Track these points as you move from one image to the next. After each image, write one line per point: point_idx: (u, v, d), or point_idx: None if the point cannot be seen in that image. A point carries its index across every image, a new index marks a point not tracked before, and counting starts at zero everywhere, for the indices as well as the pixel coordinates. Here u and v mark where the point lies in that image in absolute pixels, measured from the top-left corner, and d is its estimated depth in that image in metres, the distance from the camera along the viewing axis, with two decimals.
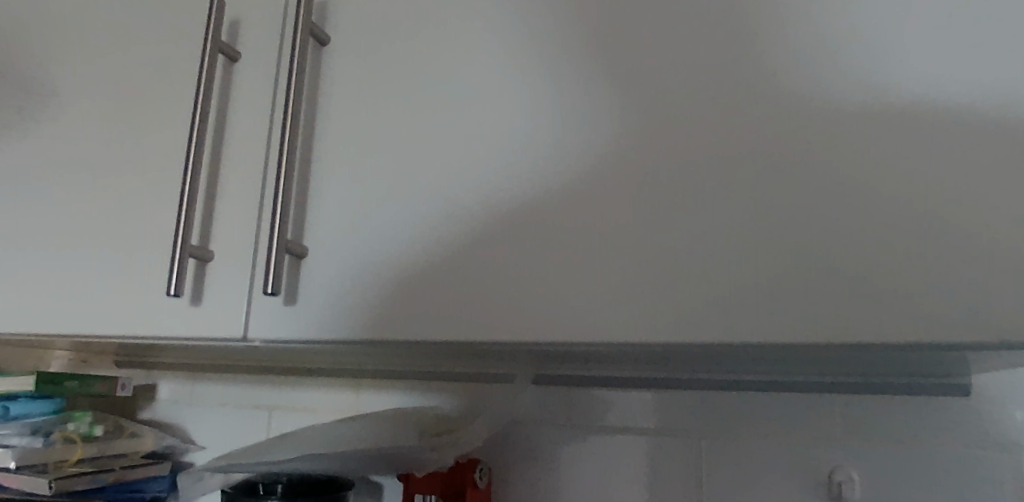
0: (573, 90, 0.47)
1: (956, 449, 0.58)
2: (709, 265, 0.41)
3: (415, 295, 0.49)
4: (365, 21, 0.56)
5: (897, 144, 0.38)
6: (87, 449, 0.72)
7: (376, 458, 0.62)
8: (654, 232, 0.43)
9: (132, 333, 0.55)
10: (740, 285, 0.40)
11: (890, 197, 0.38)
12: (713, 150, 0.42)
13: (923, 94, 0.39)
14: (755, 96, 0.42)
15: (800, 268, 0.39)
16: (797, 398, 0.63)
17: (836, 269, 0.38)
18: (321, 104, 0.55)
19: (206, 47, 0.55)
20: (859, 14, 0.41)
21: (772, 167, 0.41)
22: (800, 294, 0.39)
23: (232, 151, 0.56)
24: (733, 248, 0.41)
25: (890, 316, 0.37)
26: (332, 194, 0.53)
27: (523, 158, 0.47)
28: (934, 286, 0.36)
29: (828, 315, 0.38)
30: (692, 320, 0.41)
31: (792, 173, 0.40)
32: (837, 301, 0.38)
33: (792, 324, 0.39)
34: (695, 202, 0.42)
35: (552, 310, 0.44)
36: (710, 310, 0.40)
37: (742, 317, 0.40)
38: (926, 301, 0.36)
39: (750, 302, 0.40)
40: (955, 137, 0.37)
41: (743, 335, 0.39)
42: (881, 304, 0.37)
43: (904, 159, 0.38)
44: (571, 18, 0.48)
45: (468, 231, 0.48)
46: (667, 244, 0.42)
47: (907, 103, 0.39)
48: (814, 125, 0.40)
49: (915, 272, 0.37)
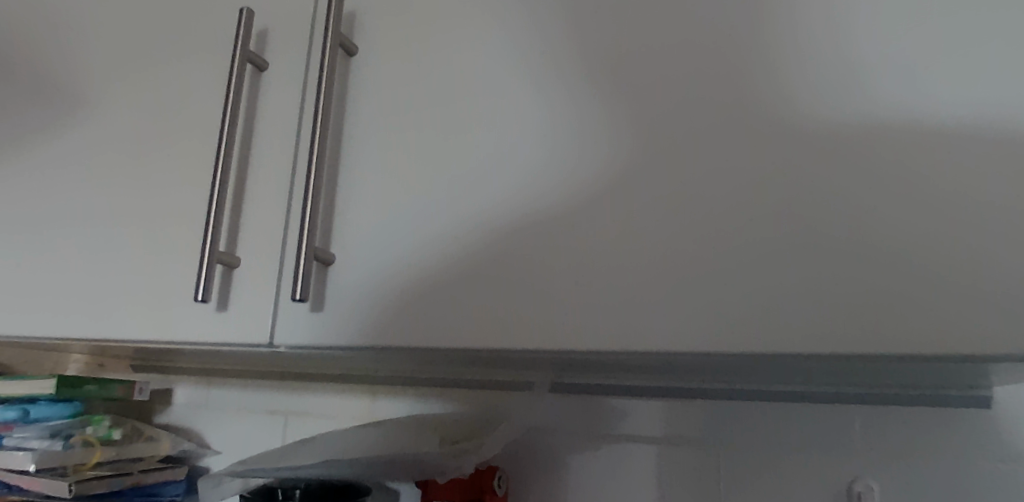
0: (600, 102, 0.47)
1: (976, 461, 0.58)
2: (738, 277, 0.41)
3: (442, 303, 0.49)
4: (392, 32, 0.57)
5: (927, 159, 0.39)
6: (105, 452, 0.73)
7: (396, 465, 0.62)
8: (682, 244, 0.43)
9: (159, 337, 0.55)
10: (770, 297, 0.40)
11: (918, 211, 0.38)
12: (742, 163, 0.43)
13: (955, 109, 0.39)
14: (782, 109, 0.43)
15: (831, 280, 0.39)
16: (815, 409, 0.64)
17: (865, 280, 0.39)
18: (349, 113, 0.56)
19: (236, 57, 0.56)
20: (888, 29, 0.41)
21: (801, 181, 0.41)
22: (830, 307, 0.39)
23: (260, 159, 0.56)
24: (761, 261, 0.41)
25: (921, 327, 0.37)
26: (358, 204, 0.54)
27: (550, 168, 0.48)
28: (965, 298, 0.37)
29: (857, 326, 0.38)
30: (721, 330, 0.41)
31: (822, 186, 0.41)
32: (867, 312, 0.38)
33: (821, 334, 0.39)
34: (724, 214, 0.42)
35: (580, 319, 0.45)
36: (738, 320, 0.41)
37: (770, 327, 0.40)
38: (957, 312, 0.37)
39: (779, 312, 0.40)
40: (986, 152, 0.38)
41: (771, 345, 0.40)
42: (911, 315, 0.37)
43: (934, 174, 0.38)
44: (598, 29, 0.49)
45: (495, 240, 0.48)
46: (695, 256, 0.42)
47: (938, 118, 0.39)
48: (843, 138, 0.41)
49: (945, 284, 0.37)
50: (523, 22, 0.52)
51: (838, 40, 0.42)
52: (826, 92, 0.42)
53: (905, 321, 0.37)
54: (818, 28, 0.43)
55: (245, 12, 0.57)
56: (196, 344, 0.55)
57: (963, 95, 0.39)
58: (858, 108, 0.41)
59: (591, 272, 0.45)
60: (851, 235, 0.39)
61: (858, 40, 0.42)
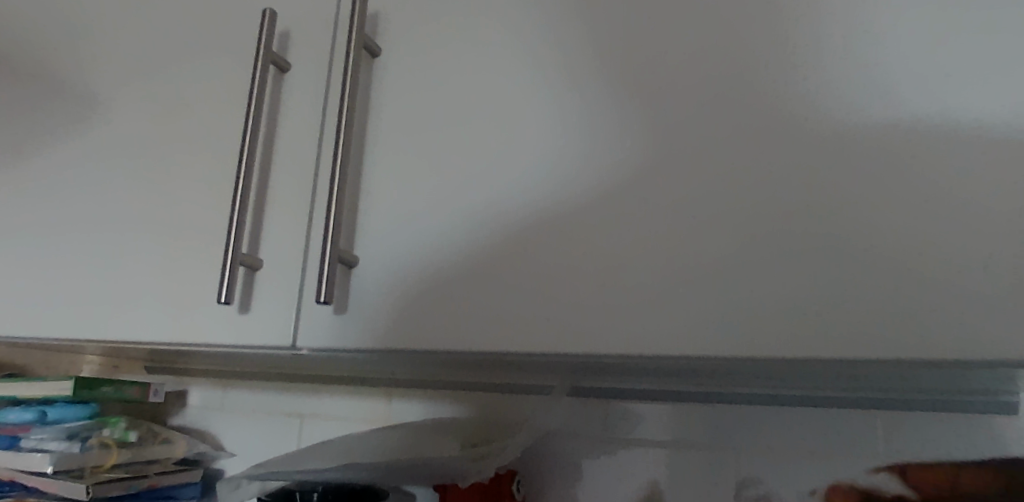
0: (628, 103, 0.47)
1: None
2: (773, 279, 0.40)
3: (466, 306, 0.49)
4: (416, 33, 0.56)
5: (974, 153, 0.37)
6: (122, 454, 0.73)
7: (416, 469, 0.62)
8: (715, 245, 0.42)
9: (181, 339, 0.55)
10: (807, 299, 0.39)
11: (964, 208, 0.37)
12: (775, 166, 0.42)
13: (1006, 100, 0.37)
14: (817, 111, 0.42)
15: (871, 282, 0.38)
16: (837, 413, 0.63)
17: (902, 286, 0.38)
18: (372, 115, 0.56)
19: (259, 57, 0.55)
20: (929, 22, 0.40)
21: (840, 180, 0.40)
22: (871, 309, 0.38)
23: (282, 161, 0.56)
24: (799, 263, 0.40)
25: (959, 335, 0.36)
26: (383, 205, 0.53)
27: (577, 170, 0.47)
28: (1009, 304, 0.35)
29: (893, 332, 0.37)
30: (752, 335, 0.40)
31: (861, 188, 0.40)
32: (903, 319, 0.37)
33: (856, 341, 0.38)
34: (757, 216, 0.42)
35: (609, 323, 0.44)
36: (770, 324, 0.40)
37: (804, 333, 0.39)
38: (1000, 320, 0.35)
39: (812, 316, 0.39)
40: None
41: (804, 351, 0.39)
42: (949, 322, 0.36)
43: (981, 168, 0.37)
44: (626, 31, 0.49)
45: (521, 243, 0.48)
46: (730, 258, 0.42)
47: (987, 111, 0.38)
48: (883, 136, 0.40)
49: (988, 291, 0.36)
50: (550, 23, 0.51)
51: (875, 35, 0.41)
52: (864, 88, 0.41)
53: (951, 324, 0.36)
54: (853, 28, 0.42)
55: (268, 13, 0.57)
56: (218, 345, 0.55)
57: (1014, 85, 0.37)
58: (898, 103, 0.40)
59: (621, 275, 0.44)
60: (892, 236, 0.38)
61: (898, 34, 0.41)
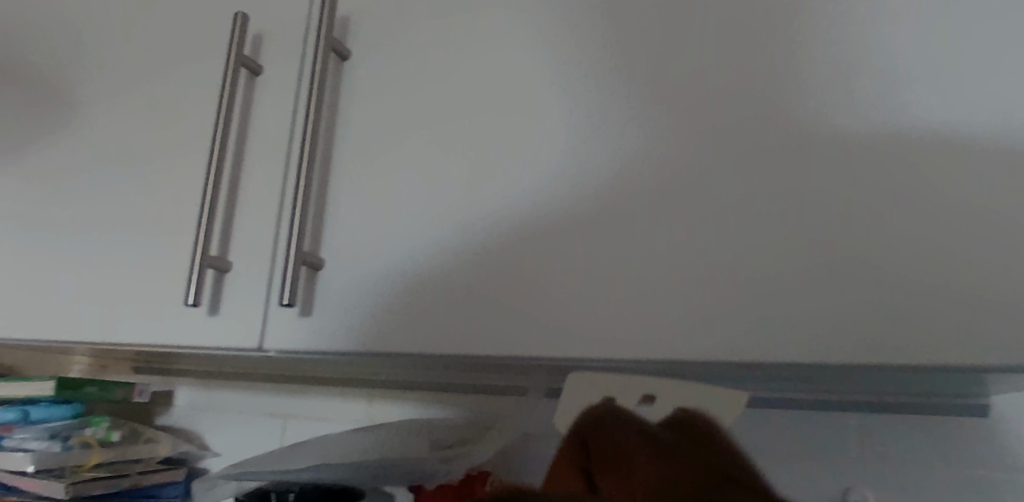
0: (587, 107, 0.47)
1: (975, 471, 0.57)
2: (732, 286, 0.40)
3: (428, 309, 0.49)
4: (386, 36, 0.57)
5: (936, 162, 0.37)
6: (103, 453, 0.73)
7: (388, 470, 0.62)
8: (672, 251, 0.42)
9: (154, 341, 0.56)
10: (788, 310, 0.39)
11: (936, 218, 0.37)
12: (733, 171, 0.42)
13: (961, 111, 0.38)
14: (773, 116, 0.42)
15: (851, 295, 0.38)
16: (813, 416, 0.63)
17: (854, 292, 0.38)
18: (341, 119, 0.56)
19: (230, 62, 0.56)
20: (888, 29, 0.40)
21: (798, 185, 0.40)
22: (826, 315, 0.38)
23: (252, 164, 0.57)
24: (779, 272, 0.39)
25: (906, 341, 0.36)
26: (354, 209, 0.53)
27: (536, 175, 0.47)
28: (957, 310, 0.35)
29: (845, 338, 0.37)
30: (706, 341, 0.40)
31: (816, 194, 0.40)
32: (854, 326, 0.37)
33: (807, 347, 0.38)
34: (737, 227, 0.41)
35: (570, 328, 0.44)
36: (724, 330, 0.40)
37: (757, 338, 0.39)
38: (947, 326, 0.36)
39: (765, 322, 0.39)
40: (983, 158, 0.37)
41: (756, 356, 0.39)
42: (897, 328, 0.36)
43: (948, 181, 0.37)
44: (588, 34, 0.48)
45: (482, 247, 0.48)
46: (708, 267, 0.41)
47: (950, 118, 0.38)
48: (848, 144, 0.40)
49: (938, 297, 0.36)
50: (515, 26, 0.51)
51: (838, 45, 0.41)
52: (824, 95, 0.41)
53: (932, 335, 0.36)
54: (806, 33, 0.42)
55: (240, 18, 0.57)
56: (190, 347, 0.55)
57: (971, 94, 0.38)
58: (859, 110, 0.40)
59: (584, 280, 0.44)
60: (874, 245, 0.38)
61: (858, 43, 0.41)
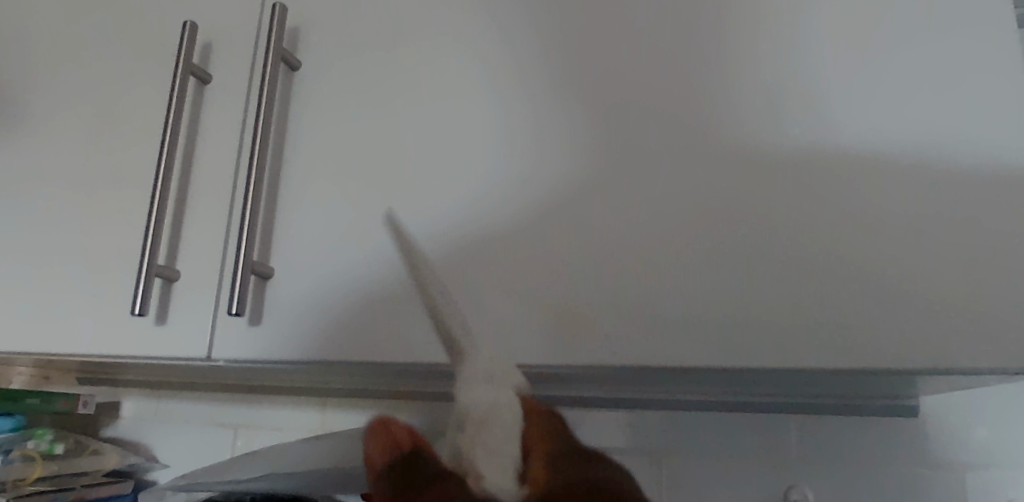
0: (534, 120, 0.48)
1: (900, 469, 0.62)
2: (720, 287, 0.42)
3: (378, 318, 0.49)
4: (337, 45, 0.57)
5: (885, 181, 0.41)
6: (46, 466, 0.73)
7: (340, 478, 0.62)
8: (653, 245, 0.44)
9: (99, 351, 0.56)
10: (770, 311, 0.41)
11: (899, 240, 0.40)
12: (685, 181, 0.44)
13: (881, 140, 0.41)
14: (712, 135, 0.44)
15: (820, 289, 0.40)
16: (753, 418, 0.66)
17: (824, 293, 0.40)
18: (291, 128, 0.56)
19: (178, 69, 0.56)
20: (839, 39, 0.43)
21: (750, 189, 0.43)
22: (804, 306, 0.40)
23: (200, 173, 0.57)
24: (766, 261, 0.42)
25: (874, 340, 0.39)
26: (307, 215, 0.54)
27: (485, 187, 0.49)
28: (913, 310, 0.39)
29: (816, 341, 0.40)
30: (703, 327, 0.42)
31: (778, 198, 0.42)
32: (830, 328, 0.40)
33: (796, 344, 0.40)
34: (710, 228, 0.43)
35: (520, 332, 0.45)
36: (714, 321, 0.42)
37: (758, 328, 0.41)
38: (914, 321, 0.38)
39: (757, 317, 0.41)
40: (908, 187, 0.40)
41: (755, 345, 0.41)
42: (864, 331, 0.39)
43: (880, 199, 0.40)
44: (535, 48, 0.50)
45: (432, 255, 0.49)
46: (682, 263, 0.43)
47: (885, 130, 0.41)
48: (791, 153, 0.43)
49: (896, 294, 0.39)
50: (463, 39, 0.53)
51: (780, 61, 0.44)
52: (768, 105, 0.44)
53: (924, 339, 0.38)
54: (736, 55, 0.45)
55: (188, 25, 0.57)
56: (137, 357, 0.55)
57: (918, 87, 0.41)
58: (807, 122, 0.43)
59: (537, 288, 0.46)
60: (853, 255, 0.40)
61: (796, 56, 0.44)
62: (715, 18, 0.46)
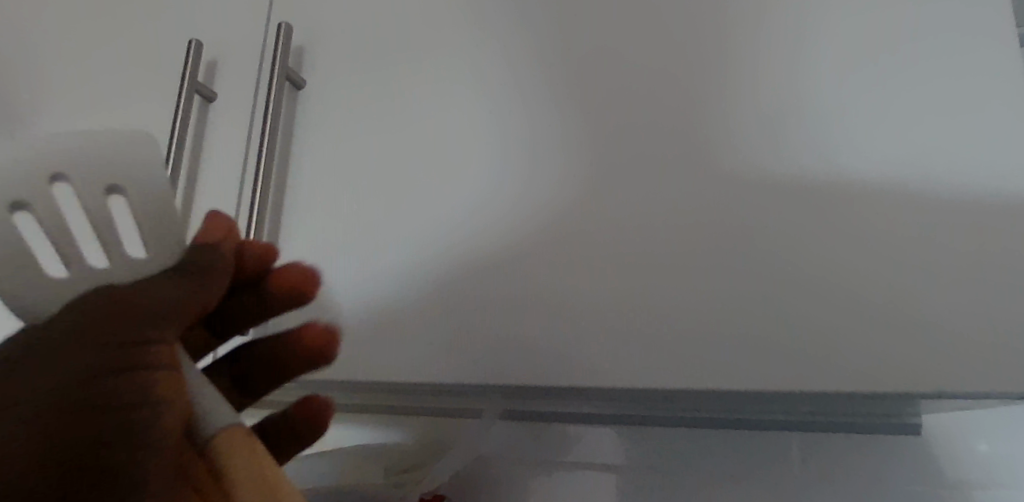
0: (538, 142, 0.49)
1: (903, 487, 0.62)
2: (737, 309, 0.42)
3: (382, 336, 0.49)
4: (342, 64, 0.57)
5: (899, 206, 0.41)
6: None
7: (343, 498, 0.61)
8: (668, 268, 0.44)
9: None
10: (789, 335, 0.41)
11: (917, 267, 0.40)
12: (699, 204, 0.44)
13: (891, 164, 0.42)
14: (718, 158, 0.45)
15: (840, 312, 0.40)
16: (756, 435, 0.66)
17: (845, 317, 0.40)
18: (297, 146, 0.57)
19: (184, 87, 0.56)
20: (846, 66, 0.44)
21: (764, 212, 0.43)
22: (824, 329, 0.40)
23: (205, 190, 0.57)
24: (784, 283, 0.42)
25: (900, 364, 0.38)
26: (324, 233, 0.54)
27: (489, 206, 0.49)
28: (934, 333, 0.38)
29: (838, 365, 0.39)
30: (722, 350, 0.42)
31: (791, 222, 0.42)
32: (854, 352, 0.39)
33: (818, 368, 0.40)
34: (725, 251, 0.43)
35: (534, 351, 0.45)
36: (733, 343, 0.41)
37: (778, 352, 0.41)
38: (936, 344, 0.38)
39: (777, 340, 0.41)
40: (923, 212, 0.40)
41: (775, 367, 0.40)
42: (889, 354, 0.39)
43: (897, 221, 0.41)
44: (540, 70, 0.50)
45: (438, 274, 0.49)
46: (697, 285, 0.43)
47: (895, 155, 0.42)
48: (800, 178, 0.43)
49: (916, 317, 0.39)
50: (469, 60, 0.53)
51: (784, 87, 0.45)
52: (775, 130, 0.44)
53: (951, 361, 0.38)
54: (741, 80, 0.46)
55: (194, 43, 0.58)
56: None
57: (928, 101, 0.42)
58: (815, 146, 0.43)
59: (545, 309, 0.46)
60: (871, 281, 0.40)
61: (801, 81, 0.44)
62: (718, 43, 0.47)
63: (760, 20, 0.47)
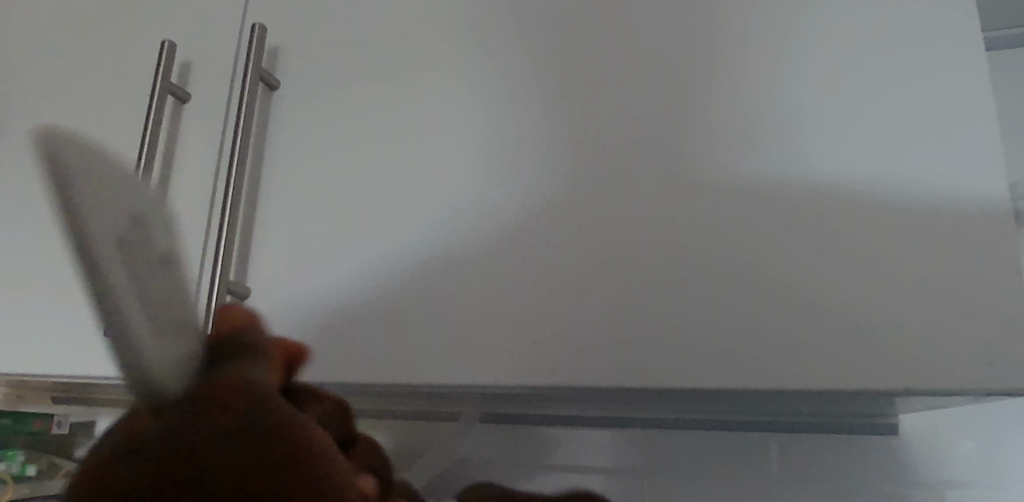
0: (512, 144, 0.49)
1: (878, 488, 0.62)
2: (709, 312, 0.42)
3: (355, 336, 0.49)
4: (316, 66, 0.57)
5: (865, 209, 0.42)
6: (18, 489, 0.70)
7: None
8: (640, 270, 0.44)
9: (72, 371, 0.55)
10: (759, 337, 0.41)
11: (884, 270, 0.41)
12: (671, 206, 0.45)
13: (860, 165, 0.43)
14: (689, 160, 0.45)
15: (808, 315, 0.41)
16: (734, 437, 0.66)
17: (813, 321, 0.41)
18: (270, 148, 0.56)
19: (156, 87, 0.56)
20: (818, 68, 0.45)
21: (735, 215, 0.44)
22: (792, 331, 0.41)
23: (178, 191, 0.56)
24: (754, 286, 0.42)
25: (864, 365, 0.39)
26: (300, 235, 0.53)
27: (463, 207, 0.49)
28: (896, 334, 0.39)
29: (804, 367, 0.40)
30: (692, 352, 0.42)
31: (761, 226, 0.43)
32: (821, 355, 0.40)
33: (785, 371, 0.40)
34: (697, 254, 0.44)
35: (509, 350, 0.45)
36: (703, 347, 0.42)
37: (748, 355, 0.41)
38: (897, 344, 0.39)
39: (746, 344, 0.41)
40: (890, 216, 0.41)
41: (745, 370, 0.41)
42: (854, 355, 0.40)
43: (864, 224, 0.42)
44: (514, 73, 0.51)
45: (411, 274, 0.49)
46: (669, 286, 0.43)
47: (865, 156, 0.43)
48: (770, 179, 0.44)
49: (880, 319, 0.40)
50: (443, 62, 0.53)
51: (752, 90, 0.45)
52: (746, 132, 0.45)
53: (912, 362, 0.39)
54: (711, 83, 0.46)
55: (167, 44, 0.57)
56: (110, 377, 0.54)
57: (908, 100, 0.43)
58: (786, 148, 0.44)
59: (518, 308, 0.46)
60: (837, 284, 0.41)
61: (770, 84, 0.45)
62: (689, 46, 0.48)
63: (729, 22, 0.47)
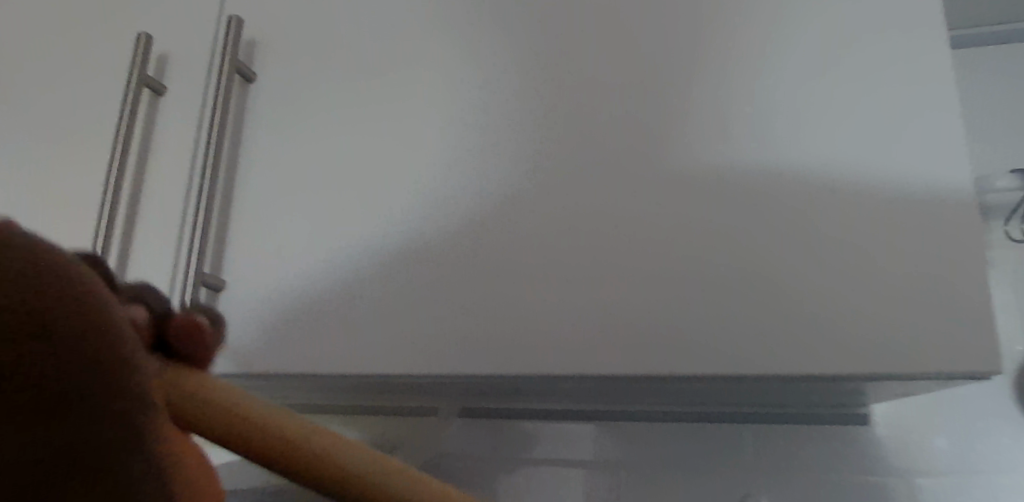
0: (488, 135, 0.50)
1: (852, 476, 0.63)
2: (685, 302, 0.43)
3: (332, 327, 0.49)
4: (293, 59, 0.57)
5: (839, 198, 0.42)
6: None
7: None
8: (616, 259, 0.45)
9: None
10: (733, 327, 0.42)
11: (857, 258, 0.41)
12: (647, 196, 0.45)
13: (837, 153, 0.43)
14: (663, 149, 0.46)
15: (782, 304, 0.42)
16: (711, 428, 0.67)
17: (787, 310, 0.41)
18: (247, 140, 0.56)
19: (131, 80, 0.55)
20: (795, 59, 0.46)
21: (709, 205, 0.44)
22: (766, 320, 0.42)
23: (153, 184, 0.56)
24: (729, 275, 0.43)
25: (836, 352, 0.40)
26: (277, 227, 0.53)
27: (440, 197, 0.49)
28: (865, 320, 0.40)
29: (778, 355, 0.41)
30: (668, 342, 0.42)
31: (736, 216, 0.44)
32: (795, 343, 0.41)
33: (759, 360, 0.41)
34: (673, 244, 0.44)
35: (486, 339, 0.45)
36: (679, 336, 0.42)
37: (723, 344, 0.42)
38: (866, 329, 0.40)
39: (722, 333, 0.42)
40: (862, 205, 0.42)
41: (720, 358, 0.42)
42: (827, 342, 0.40)
43: (837, 213, 0.42)
44: (489, 65, 0.51)
45: (388, 265, 0.49)
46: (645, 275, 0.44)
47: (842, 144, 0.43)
48: (744, 169, 0.44)
49: (851, 306, 0.41)
50: (420, 55, 0.54)
51: (724, 82, 0.46)
52: (719, 123, 0.46)
53: (882, 348, 0.40)
54: (683, 75, 0.47)
55: (142, 36, 0.57)
56: None
57: (888, 91, 0.44)
58: (762, 139, 0.45)
59: (494, 297, 0.46)
60: (810, 274, 0.42)
61: (741, 75, 0.46)
62: (661, 39, 0.48)
63: (702, 16, 0.48)
